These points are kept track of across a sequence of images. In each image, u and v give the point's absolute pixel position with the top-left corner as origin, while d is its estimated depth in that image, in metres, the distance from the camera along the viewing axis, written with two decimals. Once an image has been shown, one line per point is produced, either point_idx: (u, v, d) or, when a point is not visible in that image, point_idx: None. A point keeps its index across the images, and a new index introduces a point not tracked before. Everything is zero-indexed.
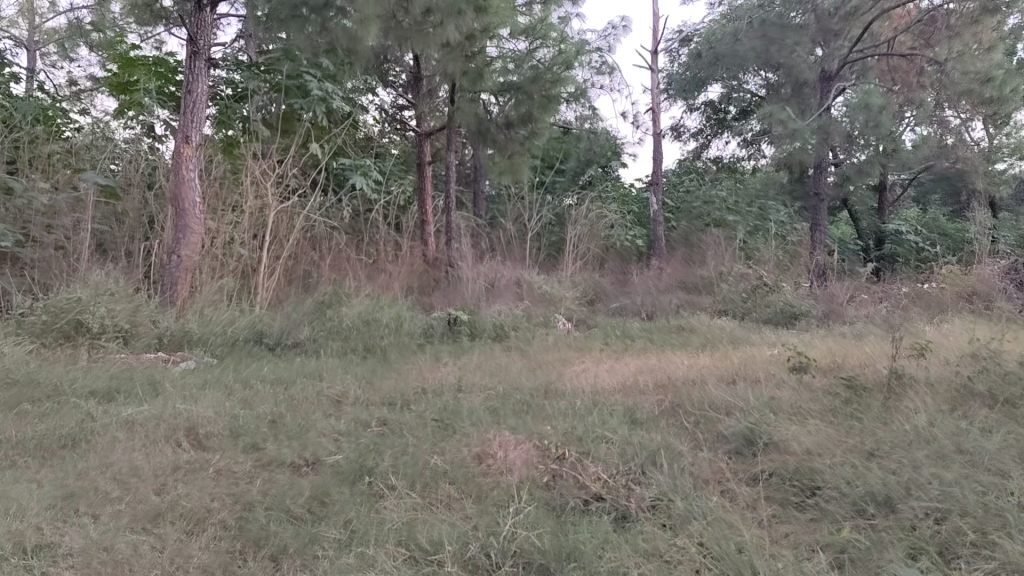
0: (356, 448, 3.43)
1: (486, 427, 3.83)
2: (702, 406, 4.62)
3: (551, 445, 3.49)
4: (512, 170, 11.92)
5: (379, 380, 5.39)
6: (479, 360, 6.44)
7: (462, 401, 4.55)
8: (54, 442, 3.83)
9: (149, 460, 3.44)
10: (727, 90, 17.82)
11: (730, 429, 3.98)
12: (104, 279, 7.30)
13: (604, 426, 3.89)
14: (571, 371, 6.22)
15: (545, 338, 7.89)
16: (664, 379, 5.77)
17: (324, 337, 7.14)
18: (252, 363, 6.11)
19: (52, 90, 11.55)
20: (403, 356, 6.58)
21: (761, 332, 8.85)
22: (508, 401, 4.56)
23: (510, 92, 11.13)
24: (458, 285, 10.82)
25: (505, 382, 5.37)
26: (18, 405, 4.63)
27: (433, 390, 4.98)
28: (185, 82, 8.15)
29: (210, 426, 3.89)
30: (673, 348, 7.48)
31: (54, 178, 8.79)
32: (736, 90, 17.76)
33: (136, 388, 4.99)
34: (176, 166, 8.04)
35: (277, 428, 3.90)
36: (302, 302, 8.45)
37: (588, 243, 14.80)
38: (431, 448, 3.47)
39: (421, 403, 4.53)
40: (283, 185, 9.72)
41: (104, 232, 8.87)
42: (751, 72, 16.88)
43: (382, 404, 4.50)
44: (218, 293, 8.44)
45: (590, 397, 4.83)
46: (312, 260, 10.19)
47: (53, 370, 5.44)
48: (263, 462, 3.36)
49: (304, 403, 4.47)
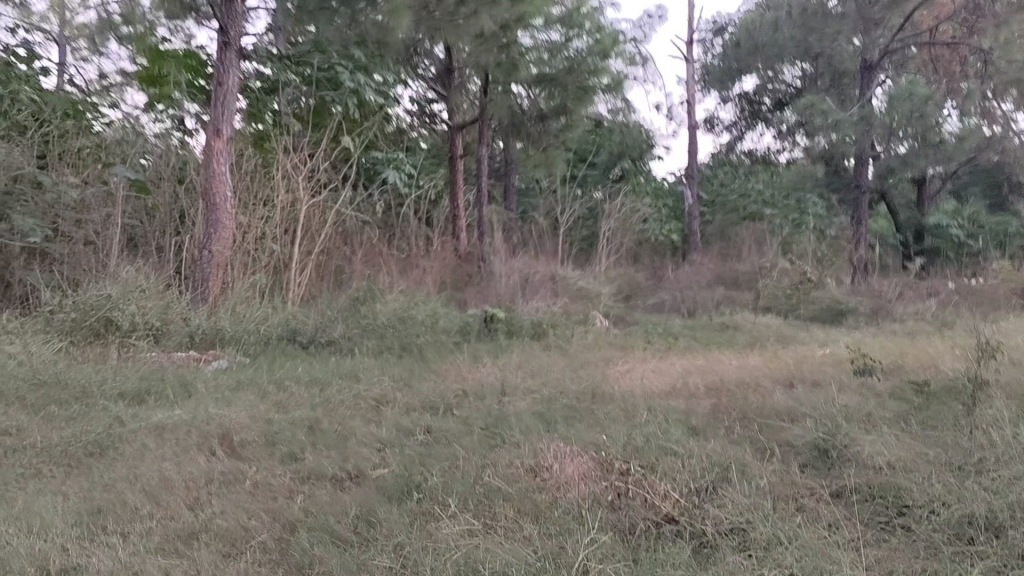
0: (401, 459, 3.19)
1: (538, 435, 3.59)
2: (763, 413, 4.33)
3: (609, 457, 3.25)
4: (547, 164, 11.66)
5: (419, 382, 5.15)
6: (520, 359, 6.19)
7: (508, 406, 4.30)
8: (81, 449, 3.64)
9: (181, 471, 3.23)
10: (763, 81, 17.35)
11: (800, 440, 3.70)
12: (134, 276, 7.13)
13: (665, 434, 3.63)
14: (617, 372, 5.95)
15: (586, 336, 7.62)
16: (716, 380, 5.49)
17: (358, 335, 6.91)
18: (285, 362, 5.90)
19: (82, 84, 11.41)
20: (441, 355, 6.33)
21: (809, 330, 8.54)
22: (556, 407, 4.30)
23: (545, 83, 10.87)
24: (492, 280, 10.57)
25: (550, 384, 5.11)
26: (45, 407, 4.44)
27: (475, 394, 4.73)
28: (216, 73, 7.96)
29: (245, 432, 3.67)
30: (721, 347, 7.20)
31: (84, 173, 8.61)
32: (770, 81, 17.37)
33: (166, 390, 4.79)
34: (207, 160, 7.87)
35: (315, 434, 3.67)
36: (335, 300, 8.25)
37: (623, 237, 14.50)
38: (482, 460, 3.23)
39: (465, 408, 4.29)
40: (314, 179, 9.54)
41: (135, 226, 8.76)
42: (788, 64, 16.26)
43: (423, 409, 4.25)
44: (250, 291, 8.27)
45: (642, 402, 4.56)
46: (344, 256, 10.05)
47: (82, 370, 5.26)
48: (304, 475, 3.13)
49: (342, 407, 4.24)
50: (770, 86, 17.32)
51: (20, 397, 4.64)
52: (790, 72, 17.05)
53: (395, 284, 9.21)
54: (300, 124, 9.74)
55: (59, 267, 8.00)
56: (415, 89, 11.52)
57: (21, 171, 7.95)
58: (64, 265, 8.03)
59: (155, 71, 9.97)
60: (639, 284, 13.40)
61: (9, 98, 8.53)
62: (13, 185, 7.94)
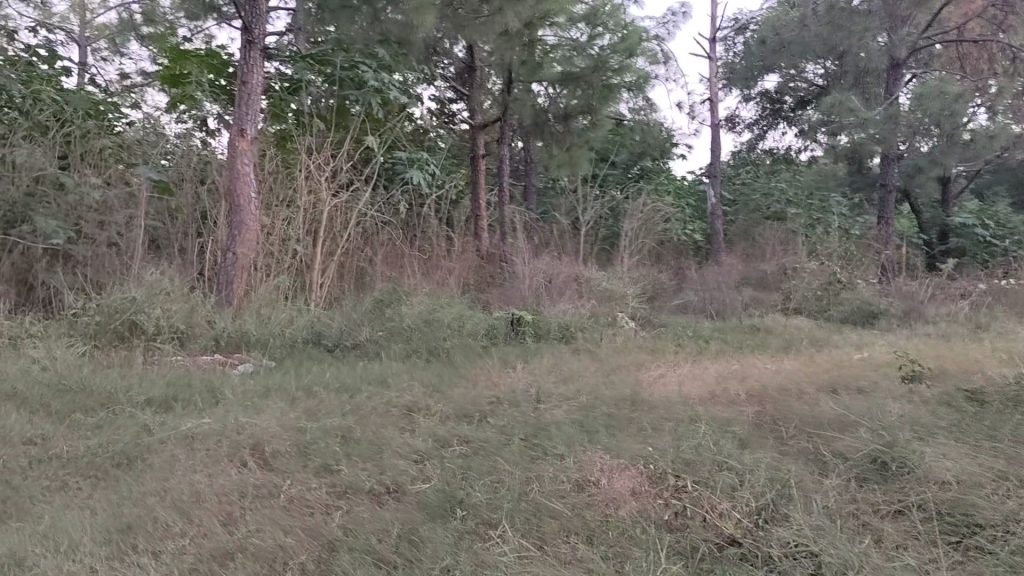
0: (442, 473, 3.06)
1: (583, 447, 3.44)
2: (810, 422, 4.17)
3: (659, 472, 3.10)
4: (571, 163, 11.54)
5: (451, 387, 5.02)
6: (551, 363, 6.07)
7: (544, 413, 4.17)
8: (108, 460, 3.53)
9: (213, 484, 3.11)
10: (786, 79, 17.12)
11: (857, 453, 3.54)
12: (158, 279, 7.04)
13: (717, 448, 3.48)
14: (650, 377, 5.82)
15: (615, 339, 7.49)
16: (753, 385, 5.34)
17: (385, 338, 6.80)
18: (311, 366, 5.79)
19: (103, 84, 11.33)
20: (470, 359, 6.21)
21: (841, 333, 8.38)
22: (595, 415, 4.16)
23: (569, 83, 10.67)
24: (516, 281, 10.44)
25: (585, 390, 4.98)
26: (71, 415, 4.34)
27: (509, 400, 4.60)
28: (239, 73, 7.86)
29: (278, 442, 3.55)
30: (754, 351, 7.05)
31: (106, 173, 8.52)
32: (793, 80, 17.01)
33: (194, 396, 4.68)
34: (230, 161, 7.77)
35: (349, 444, 3.54)
36: (360, 301, 8.13)
37: (646, 238, 14.34)
38: (525, 473, 3.10)
39: (502, 415, 4.16)
40: (336, 179, 9.43)
41: (157, 227, 8.67)
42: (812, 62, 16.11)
43: (458, 417, 4.11)
44: (274, 293, 8.17)
45: (683, 409, 4.42)
46: (366, 257, 9.93)
47: (107, 375, 5.17)
48: (341, 488, 3.00)
49: (376, 415, 4.12)
50: (792, 83, 17.08)
51: (45, 404, 4.54)
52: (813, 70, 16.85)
53: (419, 285, 9.09)
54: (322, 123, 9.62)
55: (81, 269, 7.91)
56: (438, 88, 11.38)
57: (43, 173, 7.86)
58: (86, 267, 7.94)
59: (176, 71, 9.87)
60: (663, 285, 13.25)
61: (31, 98, 8.44)
62: (36, 186, 7.85)
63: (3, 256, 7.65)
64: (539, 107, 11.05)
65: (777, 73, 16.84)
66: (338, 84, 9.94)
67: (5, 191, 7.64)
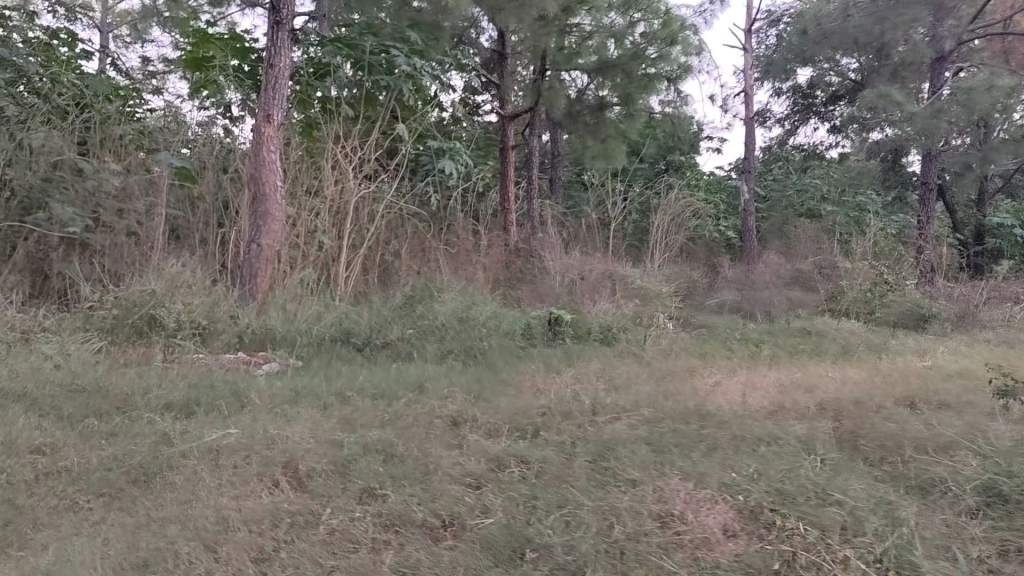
0: (505, 505, 2.66)
1: (660, 475, 3.02)
2: (901, 446, 3.72)
3: (754, 507, 2.69)
4: (606, 156, 11.09)
5: (495, 395, 4.61)
6: (597, 369, 5.69)
7: (606, 429, 3.75)
8: (124, 476, 3.15)
9: (240, 511, 2.72)
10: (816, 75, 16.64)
11: (969, 484, 3.10)
12: (180, 271, 6.68)
13: (811, 478, 3.05)
14: (706, 385, 5.43)
15: (659, 342, 7.07)
16: (823, 399, 4.90)
17: (417, 336, 6.40)
18: (340, 367, 5.43)
19: (124, 70, 10.98)
20: (510, 361, 5.80)
21: (897, 339, 7.92)
22: (660, 432, 3.74)
23: (606, 73, 10.17)
24: (548, 278, 10.05)
25: (641, 401, 4.56)
26: (84, 420, 3.97)
27: (563, 412, 4.19)
28: (265, 56, 7.48)
29: (314, 458, 3.15)
30: (811, 358, 6.62)
31: (125, 160, 8.16)
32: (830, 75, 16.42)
33: (217, 401, 4.30)
34: (256, 147, 7.39)
35: (392, 462, 3.15)
36: (390, 297, 7.75)
37: (679, 235, 13.88)
38: (599, 505, 2.69)
39: (557, 430, 3.74)
40: (364, 169, 9.04)
41: (178, 217, 8.31)
42: (840, 60, 15.62)
43: (509, 432, 3.70)
44: (299, 288, 7.81)
45: (756, 427, 3.99)
46: (394, 250, 9.55)
47: (124, 375, 4.81)
48: (388, 518, 2.61)
49: (419, 429, 3.71)
50: (823, 79, 16.59)
51: (57, 407, 4.18)
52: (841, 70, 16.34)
53: (450, 281, 8.69)
54: (350, 111, 9.24)
55: (100, 259, 7.58)
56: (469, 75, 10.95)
57: (61, 158, 7.53)
58: (104, 257, 7.60)
59: (200, 55, 9.50)
60: (696, 284, 12.81)
61: (50, 81, 8.12)
62: (53, 172, 7.52)
63: (19, 243, 7.30)
64: (572, 98, 10.70)
65: (813, 67, 16.28)
66: (367, 70, 9.42)
67: (21, 175, 7.32)
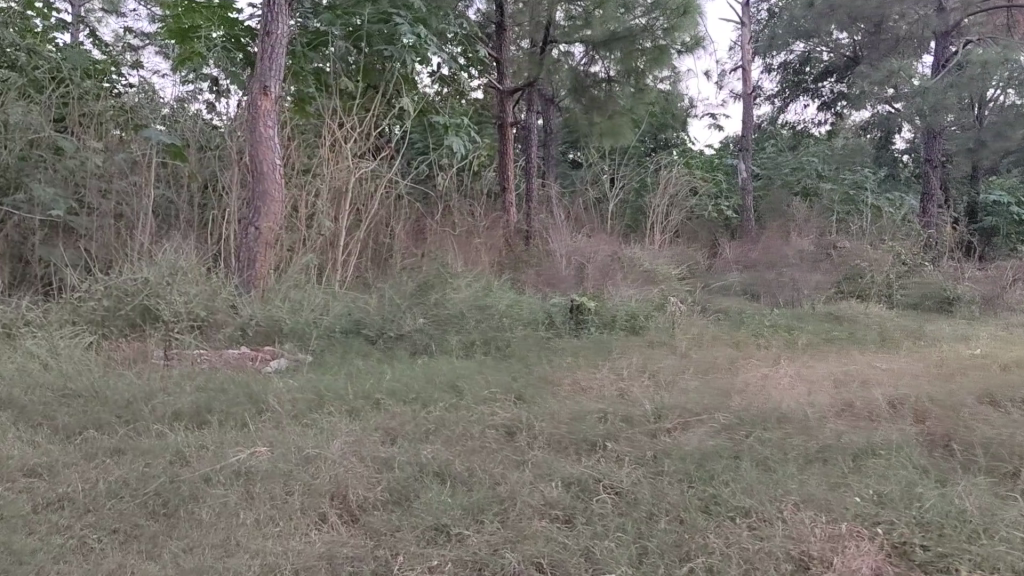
0: (617, 554, 2.23)
1: (775, 501, 2.62)
2: (1015, 453, 3.32)
3: (904, 544, 2.33)
4: (614, 134, 10.04)
5: (540, 397, 4.15)
6: (636, 361, 5.28)
7: (682, 439, 3.33)
8: (142, 508, 2.68)
9: (292, 556, 2.28)
10: (801, 52, 16.25)
11: None
12: (174, 256, 6.16)
13: (949, 500, 2.65)
14: (756, 379, 5.02)
15: (689, 331, 6.63)
16: (895, 396, 4.48)
17: (435, 327, 5.95)
18: (358, 364, 4.98)
19: (99, 42, 10.29)
20: (540, 356, 5.35)
21: (931, 324, 7.52)
22: (745, 442, 3.33)
23: (601, 48, 9.27)
24: (554, 261, 9.62)
25: (703, 401, 4.12)
26: (84, 434, 3.50)
27: (624, 417, 3.74)
28: (261, 24, 6.91)
29: (364, 486, 2.73)
30: (853, 347, 6.21)
31: (109, 138, 7.57)
32: (822, 49, 15.84)
33: (233, 407, 3.83)
34: (251, 123, 6.83)
35: (460, 490, 2.71)
36: (397, 283, 7.28)
37: (677, 212, 13.38)
38: (727, 545, 2.28)
39: (629, 442, 3.31)
40: (363, 147, 8.52)
41: (167, 198, 7.77)
42: (831, 36, 15.19)
43: (574, 446, 3.27)
44: (301, 274, 7.33)
45: (844, 433, 3.57)
46: (394, 231, 9.06)
47: (123, 376, 4.33)
48: (476, 571, 2.19)
49: (473, 442, 3.27)
50: (809, 57, 16.20)
51: (52, 418, 3.70)
52: (821, 48, 15.97)
53: (457, 264, 8.23)
54: (346, 85, 8.68)
55: (85, 245, 7.05)
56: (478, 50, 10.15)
57: (39, 135, 6.90)
58: (90, 242, 7.08)
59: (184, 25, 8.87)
60: (700, 266, 12.43)
61: (24, 52, 7.48)
62: (30, 151, 6.94)
63: None
64: (578, 73, 9.72)
65: (807, 41, 15.73)
66: (366, 39, 8.73)
67: None
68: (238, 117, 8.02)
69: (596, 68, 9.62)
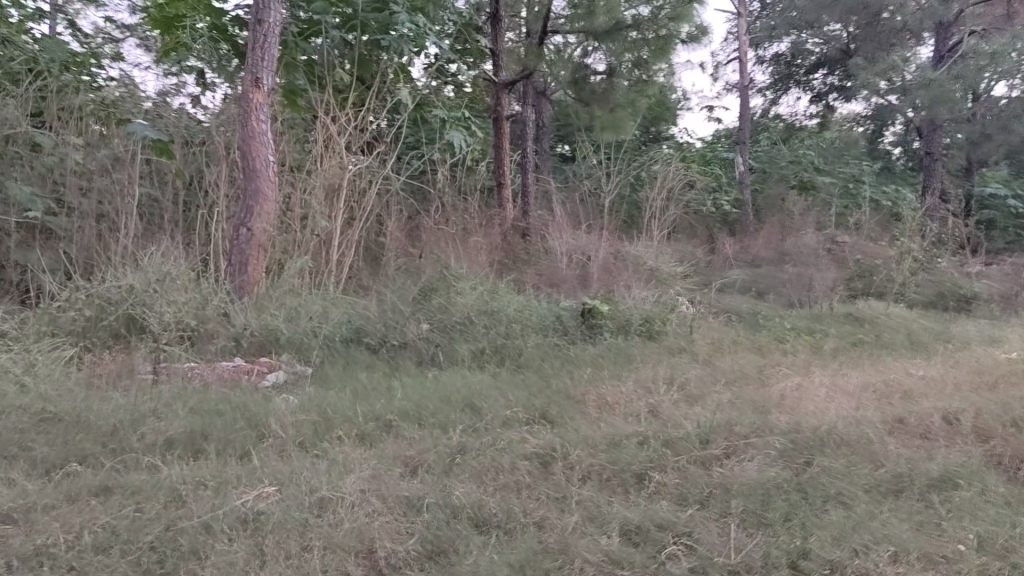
0: None
1: (868, 552, 2.32)
2: None
3: None
4: (615, 128, 9.58)
5: (569, 419, 3.78)
6: (659, 371, 4.93)
7: (737, 470, 2.98)
8: (133, 567, 2.32)
9: None
10: (792, 46, 15.90)
11: None
12: (160, 260, 5.75)
13: None
14: (790, 390, 4.67)
15: (707, 335, 6.28)
16: (951, 408, 4.14)
17: (440, 334, 5.58)
18: (362, 379, 4.61)
19: (78, 34, 9.78)
20: (558, 367, 5.00)
21: (956, 325, 7.20)
22: (808, 474, 2.98)
23: (601, 39, 8.84)
24: (554, 259, 9.28)
25: (746, 419, 3.76)
26: (66, 469, 3.12)
27: (664, 440, 3.37)
28: (252, 12, 6.51)
29: (393, 539, 2.40)
30: (883, 353, 5.89)
31: (89, 134, 7.13)
32: (815, 41, 15.46)
33: (232, 435, 3.47)
34: (243, 117, 6.42)
35: (504, 543, 2.39)
36: (397, 286, 6.90)
37: (675, 208, 12.53)
38: None
39: (679, 473, 2.97)
40: (357, 142, 8.13)
41: (151, 198, 7.34)
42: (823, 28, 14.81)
43: (619, 480, 2.92)
44: (296, 279, 6.95)
45: (914, 460, 3.22)
46: (389, 230, 8.66)
47: (107, 397, 3.94)
48: None
49: (504, 477, 2.91)
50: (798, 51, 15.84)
51: (29, 450, 3.31)
52: (813, 40, 15.61)
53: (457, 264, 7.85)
54: (337, 77, 8.26)
55: (64, 248, 6.64)
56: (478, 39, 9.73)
57: (14, 131, 6.43)
58: (70, 245, 6.68)
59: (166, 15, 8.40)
60: (701, 262, 12.09)
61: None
62: (5, 147, 6.47)
63: None
64: (575, 64, 9.31)
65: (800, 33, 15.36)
66: (362, 27, 8.39)
67: None
68: (226, 112, 7.60)
69: (591, 60, 9.26)
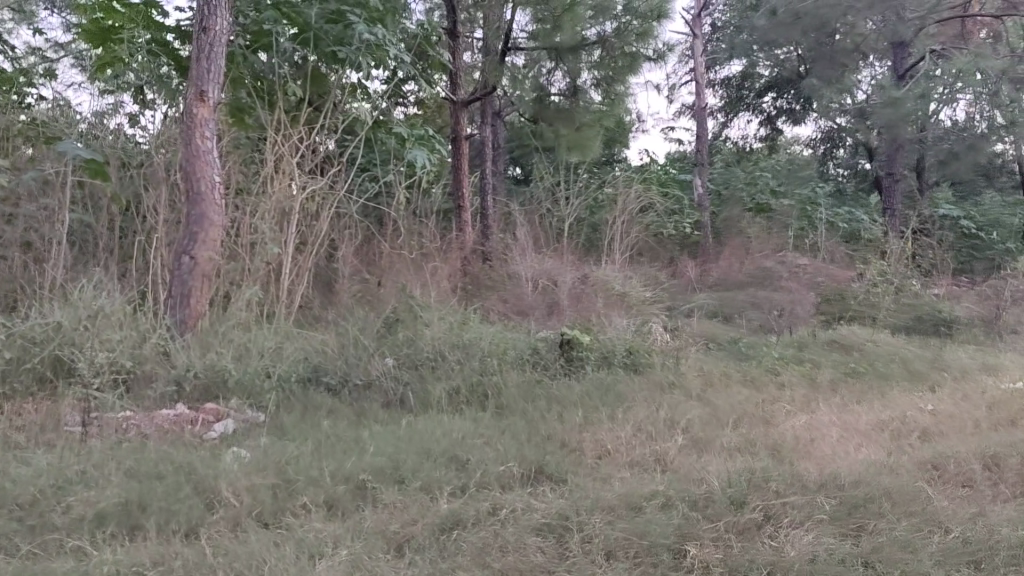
0: None
1: None
2: None
3: None
4: (581, 147, 9.08)
5: (572, 475, 3.31)
6: (653, 411, 4.45)
7: (786, 542, 2.57)
8: None
9: None
10: (746, 68, 15.67)
11: None
12: (94, 292, 5.14)
13: None
14: (803, 431, 4.21)
15: (694, 367, 5.84)
16: (990, 451, 3.71)
17: (407, 370, 5.04)
18: (325, 426, 4.07)
19: (11, 54, 9.08)
20: (544, 409, 4.49)
21: (946, 352, 6.86)
22: (870, 544, 2.57)
23: (562, 56, 8.35)
24: (519, 285, 8.80)
25: (770, 470, 3.30)
26: None
27: (690, 501, 2.92)
28: (197, 21, 5.95)
29: None
30: (886, 386, 5.50)
31: (13, 155, 6.47)
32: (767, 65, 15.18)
33: (178, 503, 2.92)
34: (186, 134, 5.85)
35: None
36: (357, 316, 6.35)
37: (637, 230, 12.14)
38: None
39: (723, 547, 2.55)
40: (310, 162, 7.57)
41: (84, 225, 6.70)
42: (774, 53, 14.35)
43: (653, 559, 2.48)
44: (246, 310, 6.38)
45: (978, 521, 2.80)
46: (343, 256, 8.09)
47: (26, 458, 3.35)
48: None
49: (514, 559, 2.46)
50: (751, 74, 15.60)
51: None
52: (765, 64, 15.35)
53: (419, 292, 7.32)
54: (288, 93, 7.69)
55: None
56: (438, 54, 8.75)
57: None
58: None
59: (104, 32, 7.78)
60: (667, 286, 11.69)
61: None
62: None
63: None
64: (539, 82, 8.73)
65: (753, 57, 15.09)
66: (316, 41, 7.85)
67: None
68: (167, 131, 6.99)
69: (551, 79, 8.69)
